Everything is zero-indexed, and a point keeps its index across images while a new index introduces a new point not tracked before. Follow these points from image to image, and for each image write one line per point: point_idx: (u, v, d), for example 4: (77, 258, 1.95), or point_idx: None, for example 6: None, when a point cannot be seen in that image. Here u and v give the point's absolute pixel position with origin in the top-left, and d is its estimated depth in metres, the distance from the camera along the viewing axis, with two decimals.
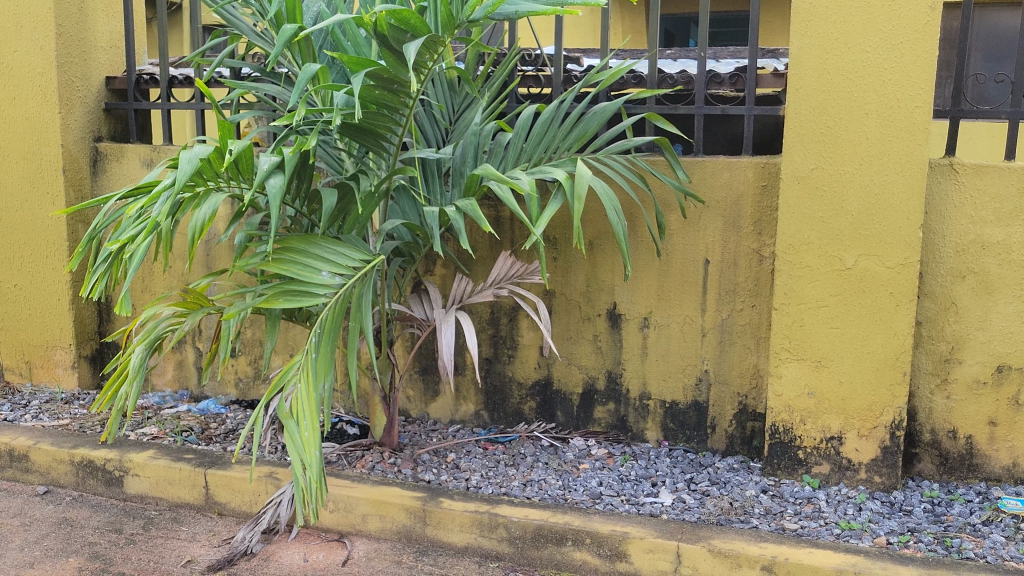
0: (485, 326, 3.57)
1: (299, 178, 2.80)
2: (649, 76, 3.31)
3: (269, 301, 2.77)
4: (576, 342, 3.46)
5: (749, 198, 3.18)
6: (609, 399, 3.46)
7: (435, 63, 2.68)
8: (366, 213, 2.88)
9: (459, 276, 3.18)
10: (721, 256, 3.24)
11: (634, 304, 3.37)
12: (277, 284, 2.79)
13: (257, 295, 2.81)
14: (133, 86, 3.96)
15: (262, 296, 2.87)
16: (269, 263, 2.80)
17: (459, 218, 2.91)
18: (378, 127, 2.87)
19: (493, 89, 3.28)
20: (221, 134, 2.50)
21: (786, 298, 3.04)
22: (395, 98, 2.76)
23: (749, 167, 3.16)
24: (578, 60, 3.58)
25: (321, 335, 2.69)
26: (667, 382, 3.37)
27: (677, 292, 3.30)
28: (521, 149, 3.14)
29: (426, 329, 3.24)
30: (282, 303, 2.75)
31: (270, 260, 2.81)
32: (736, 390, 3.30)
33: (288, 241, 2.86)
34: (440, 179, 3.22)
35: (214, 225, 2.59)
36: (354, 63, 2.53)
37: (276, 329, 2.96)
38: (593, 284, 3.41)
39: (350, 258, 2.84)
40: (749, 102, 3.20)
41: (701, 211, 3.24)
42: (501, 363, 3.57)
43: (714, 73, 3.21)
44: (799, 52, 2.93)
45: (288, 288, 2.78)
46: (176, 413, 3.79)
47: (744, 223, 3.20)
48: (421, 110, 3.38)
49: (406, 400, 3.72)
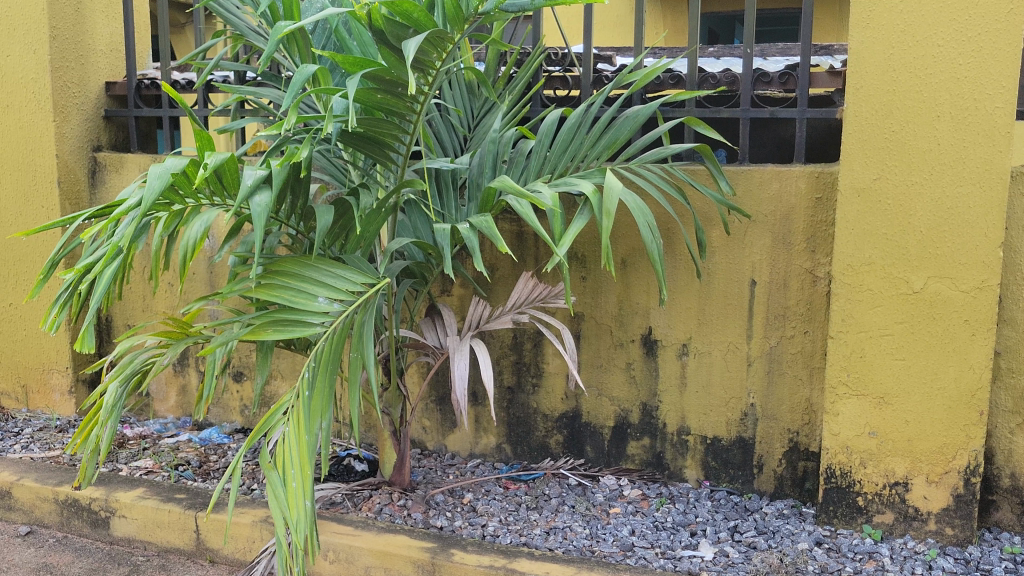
0: (507, 352, 3.24)
1: (293, 194, 2.50)
2: (688, 75, 2.97)
3: (258, 333, 2.49)
4: (607, 371, 3.13)
5: (802, 211, 2.83)
6: (643, 433, 3.12)
7: (443, 62, 2.37)
8: (369, 231, 2.58)
9: (475, 298, 2.87)
10: (770, 276, 2.89)
11: (671, 330, 3.03)
12: (267, 312, 2.51)
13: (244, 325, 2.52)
14: (133, 93, 3.70)
15: (250, 325, 2.59)
16: (259, 289, 2.52)
17: (473, 236, 2.59)
18: (383, 136, 2.57)
19: (515, 92, 2.97)
20: (200, 145, 2.22)
21: (843, 326, 2.69)
22: (399, 103, 2.45)
23: (800, 177, 2.81)
24: (611, 60, 3.26)
25: (315, 371, 2.40)
26: (708, 416, 3.03)
27: (720, 316, 2.96)
28: (544, 158, 2.81)
29: (440, 358, 2.92)
30: (272, 333, 2.48)
31: (260, 286, 2.52)
32: (786, 426, 2.94)
33: (280, 264, 2.57)
34: (455, 192, 2.90)
35: (198, 249, 2.32)
36: (349, 63, 2.22)
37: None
38: (626, 307, 3.07)
39: (351, 281, 2.54)
40: (800, 104, 2.85)
41: (747, 226, 2.90)
42: (524, 393, 3.25)
43: (761, 72, 2.88)
44: (858, 47, 2.57)
45: (279, 317, 2.49)
46: (175, 443, 3.52)
47: (795, 239, 2.85)
48: (436, 116, 3.08)
49: (422, 431, 3.41)
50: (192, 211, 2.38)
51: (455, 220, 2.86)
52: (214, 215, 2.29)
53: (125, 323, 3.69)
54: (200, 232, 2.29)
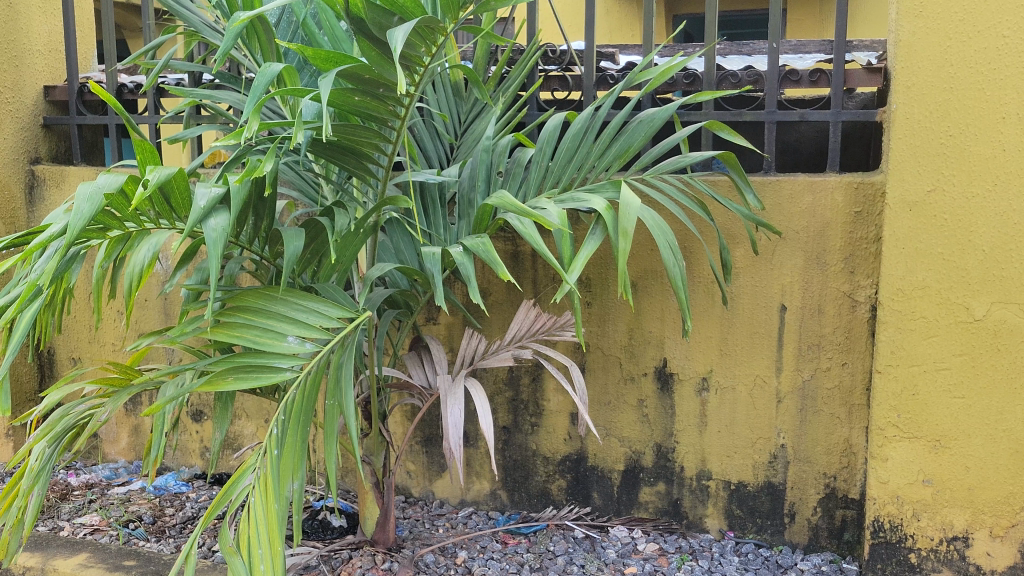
0: (502, 388, 2.88)
1: (256, 215, 2.12)
2: (705, 74, 2.62)
3: (216, 383, 2.07)
4: (616, 409, 2.77)
5: (839, 227, 2.49)
6: (657, 478, 2.76)
7: (434, 58, 2.00)
8: (346, 256, 2.20)
9: (469, 331, 2.48)
10: (802, 301, 2.55)
11: (688, 362, 2.67)
12: (225, 356, 2.10)
13: (195, 374, 2.11)
14: (74, 98, 3.31)
15: (205, 373, 2.18)
16: (216, 328, 2.11)
17: (467, 261, 2.21)
18: (361, 145, 2.19)
19: (508, 94, 2.64)
20: (142, 157, 1.83)
21: (892, 358, 2.35)
22: (380, 106, 2.08)
23: (837, 188, 2.47)
24: (614, 58, 2.92)
25: (285, 425, 2.04)
26: (732, 458, 2.69)
27: (745, 346, 2.62)
28: (546, 169, 2.45)
29: (428, 400, 2.54)
30: (231, 383, 2.07)
31: (217, 326, 2.12)
32: (822, 470, 2.60)
33: (241, 298, 2.17)
34: (443, 209, 2.54)
35: (144, 276, 1.95)
36: (320, 58, 1.85)
37: (227, 411, 2.29)
38: (637, 336, 2.71)
39: (326, 316, 2.14)
40: (834, 106, 2.51)
41: (775, 244, 2.55)
42: (522, 434, 2.88)
43: (789, 69, 2.56)
44: (910, 39, 2.24)
45: (241, 362, 2.09)
46: (127, 493, 3.10)
47: (831, 259, 2.51)
48: (419, 122, 2.73)
49: (407, 476, 3.03)
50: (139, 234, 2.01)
51: (446, 242, 2.49)
52: (168, 236, 1.92)
53: (70, 356, 3.29)
54: (148, 261, 1.91)
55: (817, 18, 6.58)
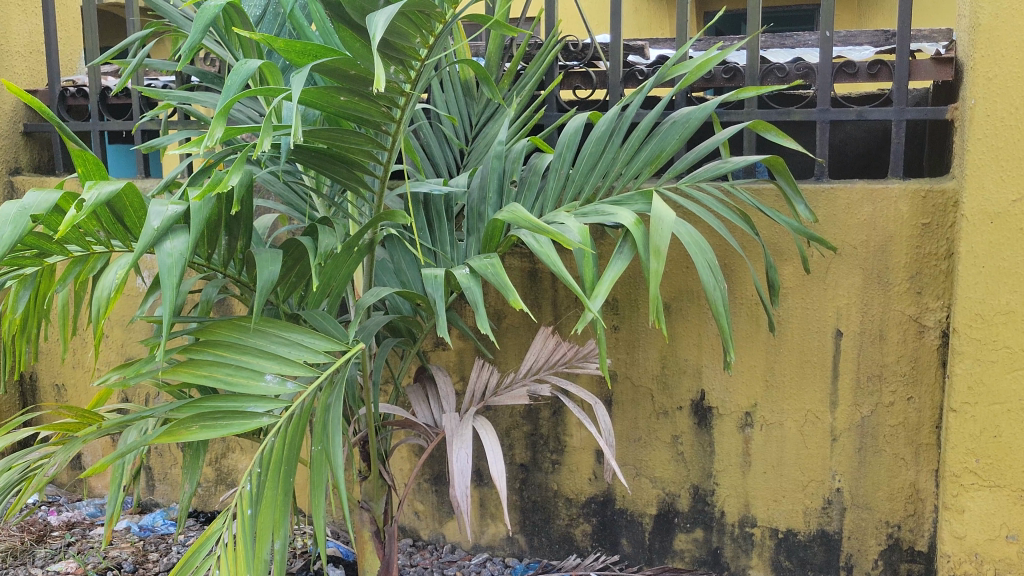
0: (519, 421, 2.57)
1: (229, 233, 1.84)
2: (748, 68, 2.31)
3: (175, 434, 1.75)
4: (647, 446, 2.45)
5: (904, 242, 2.17)
6: (695, 524, 2.45)
7: (432, 50, 1.71)
8: (334, 280, 1.90)
9: (479, 362, 2.18)
10: (860, 326, 2.23)
11: (730, 395, 2.36)
12: (190, 403, 1.79)
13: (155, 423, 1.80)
14: (56, 104, 3.06)
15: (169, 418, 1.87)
16: (178, 370, 1.80)
17: (473, 285, 1.90)
18: (352, 151, 1.90)
19: (524, 93, 2.36)
20: (82, 171, 1.55)
21: (969, 395, 2.04)
22: (370, 108, 1.79)
23: (901, 197, 2.15)
24: (643, 51, 2.61)
25: (260, 480, 1.80)
26: (780, 503, 2.37)
27: (795, 377, 2.30)
28: (565, 177, 2.14)
29: (432, 441, 2.22)
30: (196, 434, 1.75)
31: (179, 364, 1.82)
32: (883, 519, 2.28)
33: (211, 333, 1.85)
34: (451, 223, 2.24)
35: (111, 306, 1.69)
36: (293, 52, 1.56)
37: (199, 462, 1.93)
38: (670, 365, 2.40)
39: (312, 350, 1.84)
40: (897, 102, 2.20)
41: (829, 262, 2.23)
42: (541, 473, 2.58)
43: (846, 61, 2.23)
44: (991, 22, 1.93)
45: (207, 408, 1.77)
46: (109, 535, 2.83)
47: (894, 278, 2.19)
48: (424, 125, 2.45)
49: (414, 517, 2.74)
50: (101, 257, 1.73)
51: (453, 261, 2.19)
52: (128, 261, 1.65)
53: (52, 383, 3.03)
54: (107, 291, 1.65)
55: (854, 14, 6.25)
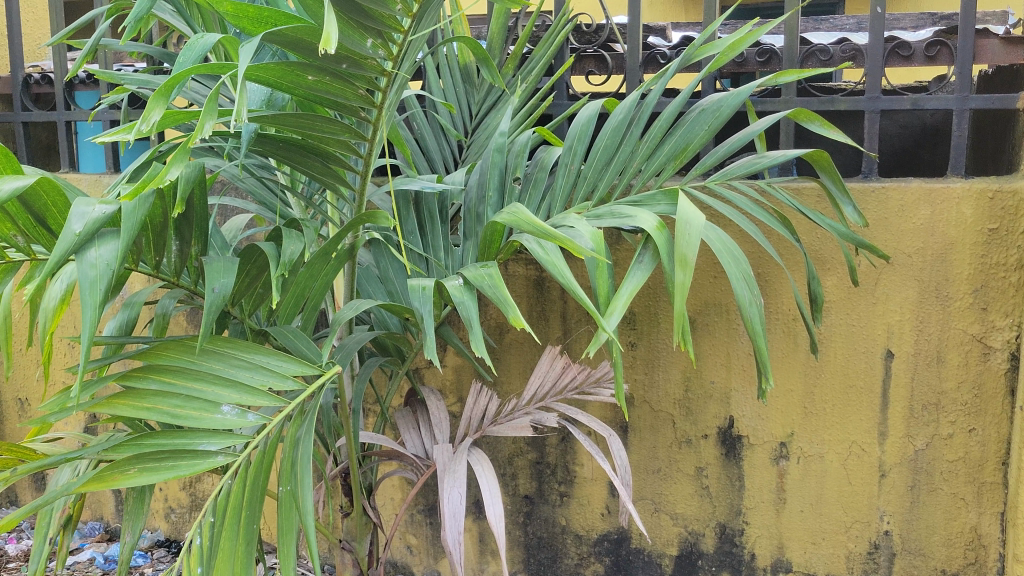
0: (522, 449, 2.29)
1: (179, 237, 1.56)
2: (786, 49, 2.02)
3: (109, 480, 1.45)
4: (667, 479, 2.17)
5: (967, 250, 1.87)
6: (721, 568, 2.16)
7: (419, 19, 1.42)
8: (304, 292, 1.63)
9: (476, 386, 1.89)
10: (915, 346, 1.94)
11: (762, 424, 2.07)
12: (128, 441, 1.49)
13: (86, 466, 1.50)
14: (18, 90, 2.76)
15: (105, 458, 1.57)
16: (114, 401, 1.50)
17: (468, 298, 1.61)
18: (326, 142, 1.62)
19: (530, 77, 2.07)
20: None
21: None
22: (346, 90, 1.50)
23: (964, 199, 1.86)
24: (664, 33, 2.33)
25: (213, 532, 1.51)
26: (818, 546, 2.08)
27: (837, 404, 2.01)
28: (577, 173, 1.85)
29: (422, 475, 1.94)
30: (133, 479, 1.45)
31: (117, 395, 1.53)
32: (939, 567, 1.99)
33: (156, 357, 1.56)
34: (445, 225, 1.96)
35: (58, 317, 1.46)
36: (245, 19, 1.31)
37: (144, 504, 1.66)
38: (695, 388, 2.11)
39: (278, 375, 1.56)
40: (960, 88, 1.91)
41: (879, 273, 1.94)
42: (548, 506, 2.30)
43: (901, 41, 1.94)
44: None
45: (150, 446, 1.48)
46: (71, 567, 2.57)
47: (955, 292, 1.89)
48: (418, 114, 2.17)
49: (407, 551, 2.46)
50: (28, 269, 1.48)
51: (447, 269, 1.91)
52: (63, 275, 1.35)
53: (13, 398, 2.78)
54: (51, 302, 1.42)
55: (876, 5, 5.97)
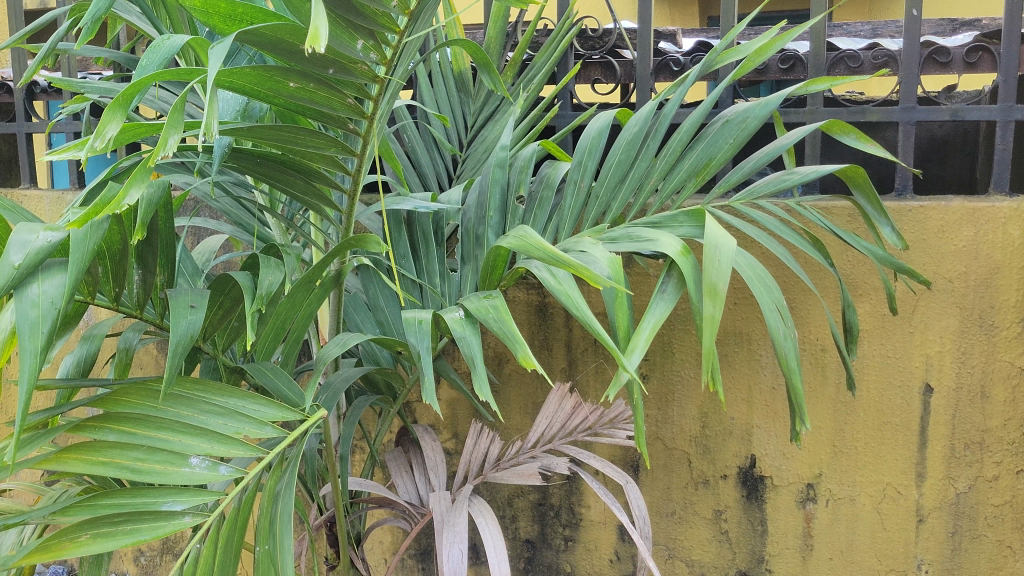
0: (523, 489, 2.10)
1: (142, 265, 1.37)
2: (812, 56, 1.86)
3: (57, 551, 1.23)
4: (683, 524, 1.99)
5: (1015, 276, 1.71)
6: None
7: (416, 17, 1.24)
8: (283, 326, 1.43)
9: (476, 426, 1.69)
10: (957, 380, 1.77)
11: (788, 464, 1.90)
12: (80, 502, 1.26)
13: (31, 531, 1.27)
14: None
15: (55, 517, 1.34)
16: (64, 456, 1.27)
17: (467, 331, 1.41)
18: (308, 158, 1.43)
19: (531, 86, 1.90)
20: None
21: None
22: (330, 99, 1.31)
23: (1011, 219, 1.70)
24: (674, 39, 2.16)
25: None
26: None
27: (870, 443, 1.84)
28: (586, 191, 1.67)
29: (415, 525, 1.74)
30: (85, 549, 1.23)
31: (67, 448, 1.29)
32: None
33: (115, 401, 1.34)
34: (440, 249, 1.77)
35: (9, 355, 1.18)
36: (216, 16, 1.13)
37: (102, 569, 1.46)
38: (713, 424, 1.94)
39: (255, 422, 1.35)
40: (1004, 98, 1.75)
41: (917, 300, 1.77)
42: (551, 550, 2.11)
43: (939, 47, 1.77)
44: None
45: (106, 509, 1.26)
46: None
47: (1002, 322, 1.73)
48: (408, 126, 1.99)
49: None
50: None
51: (443, 297, 1.72)
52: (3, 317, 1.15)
53: None
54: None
55: (867, 14, 5.86)
